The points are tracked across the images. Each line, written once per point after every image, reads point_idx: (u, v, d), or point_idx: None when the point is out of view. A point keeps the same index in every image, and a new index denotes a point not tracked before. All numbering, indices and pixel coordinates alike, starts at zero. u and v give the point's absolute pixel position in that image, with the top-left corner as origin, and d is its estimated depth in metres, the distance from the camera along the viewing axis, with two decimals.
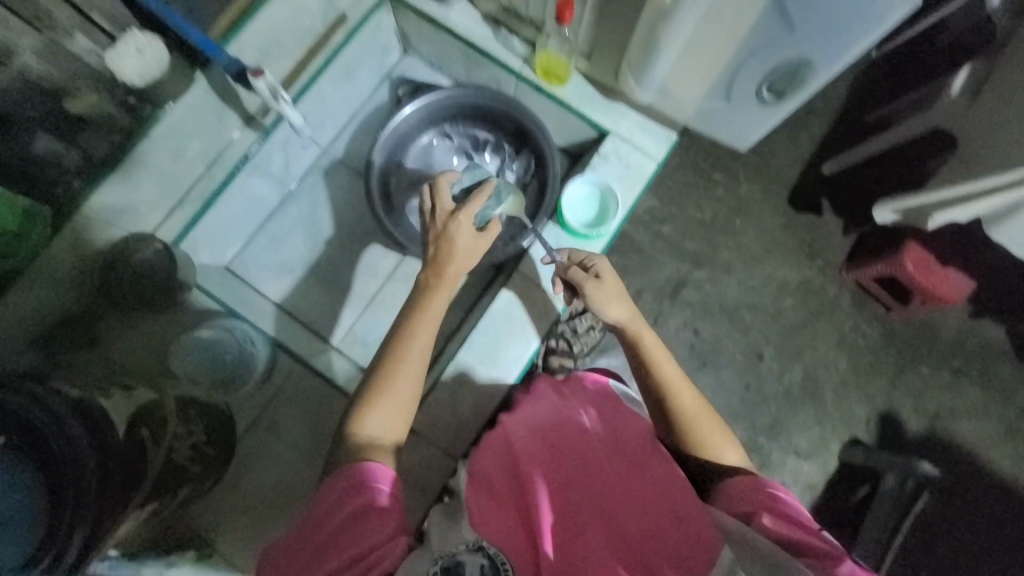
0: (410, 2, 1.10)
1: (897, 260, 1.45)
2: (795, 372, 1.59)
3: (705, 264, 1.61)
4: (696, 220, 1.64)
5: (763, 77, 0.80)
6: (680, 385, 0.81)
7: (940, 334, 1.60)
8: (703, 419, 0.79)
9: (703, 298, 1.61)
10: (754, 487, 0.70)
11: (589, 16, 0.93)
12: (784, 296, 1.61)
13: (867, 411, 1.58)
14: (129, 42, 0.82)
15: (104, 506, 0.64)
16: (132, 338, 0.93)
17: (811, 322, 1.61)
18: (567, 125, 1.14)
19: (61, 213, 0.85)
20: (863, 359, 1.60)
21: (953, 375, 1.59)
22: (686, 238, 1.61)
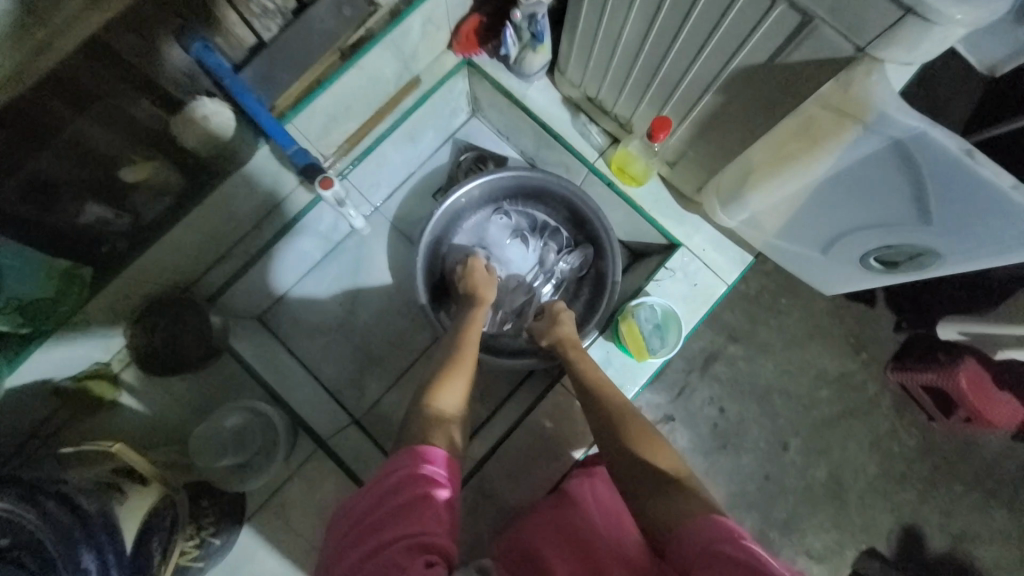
0: (489, 73, 1.03)
1: (952, 372, 1.36)
2: (820, 470, 1.47)
3: (741, 338, 1.51)
4: (741, 292, 1.53)
5: (874, 247, 0.73)
6: (626, 416, 0.79)
7: (978, 454, 1.48)
8: (654, 444, 0.74)
9: (735, 375, 1.50)
10: (713, 538, 0.54)
11: (684, 133, 0.85)
12: (821, 386, 1.50)
13: (890, 522, 1.46)
14: (197, 108, 0.76)
15: None
16: (154, 397, 0.92)
17: (847, 420, 1.49)
18: (633, 225, 1.06)
19: (101, 276, 0.79)
20: (895, 465, 1.48)
21: (985, 497, 1.47)
22: (726, 309, 1.51)
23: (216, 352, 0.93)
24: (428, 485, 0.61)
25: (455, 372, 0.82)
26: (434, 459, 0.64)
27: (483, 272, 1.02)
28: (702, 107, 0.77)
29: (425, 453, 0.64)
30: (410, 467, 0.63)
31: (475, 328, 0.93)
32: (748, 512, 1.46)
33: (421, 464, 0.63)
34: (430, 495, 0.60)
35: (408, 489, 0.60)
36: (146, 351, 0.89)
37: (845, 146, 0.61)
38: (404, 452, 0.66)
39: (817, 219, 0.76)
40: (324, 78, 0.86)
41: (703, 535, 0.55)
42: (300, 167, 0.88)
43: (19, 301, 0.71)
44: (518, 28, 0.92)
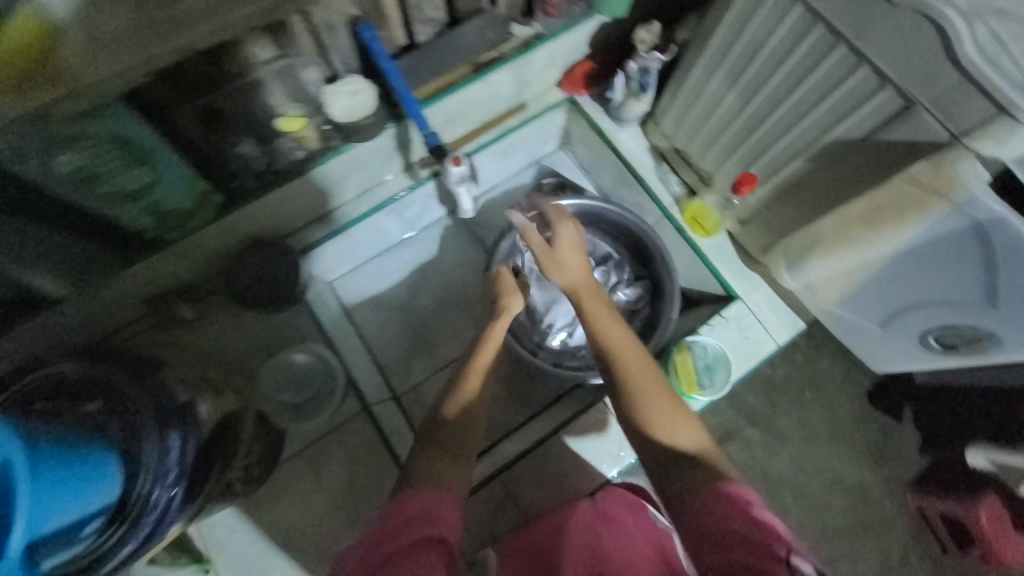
0: (588, 112, 1.15)
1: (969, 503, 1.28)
2: None
3: (760, 424, 1.44)
4: (765, 376, 1.46)
5: (935, 327, 0.79)
6: (638, 377, 0.71)
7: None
8: (668, 405, 0.68)
9: (748, 462, 1.42)
10: (724, 514, 0.55)
11: (763, 195, 0.93)
12: (835, 492, 1.41)
13: None
14: (347, 84, 0.87)
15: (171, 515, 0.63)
16: (228, 325, 0.99)
17: (859, 533, 1.39)
18: (696, 272, 1.11)
19: (227, 204, 0.89)
20: None
21: None
22: (748, 391, 1.47)
23: (293, 301, 1.00)
24: (433, 526, 0.58)
25: (468, 387, 0.77)
26: (442, 505, 0.61)
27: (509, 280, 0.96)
28: (787, 173, 0.85)
29: (438, 497, 0.61)
30: (425, 504, 0.60)
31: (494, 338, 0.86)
32: None
33: (434, 500, 0.61)
34: (435, 537, 0.57)
35: (417, 526, 0.57)
36: (233, 286, 0.96)
37: (932, 220, 0.68)
38: (415, 492, 0.62)
39: (884, 292, 0.82)
40: (454, 84, 0.98)
41: (715, 512, 0.56)
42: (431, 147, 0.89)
43: (160, 206, 0.81)
44: (628, 77, 1.04)
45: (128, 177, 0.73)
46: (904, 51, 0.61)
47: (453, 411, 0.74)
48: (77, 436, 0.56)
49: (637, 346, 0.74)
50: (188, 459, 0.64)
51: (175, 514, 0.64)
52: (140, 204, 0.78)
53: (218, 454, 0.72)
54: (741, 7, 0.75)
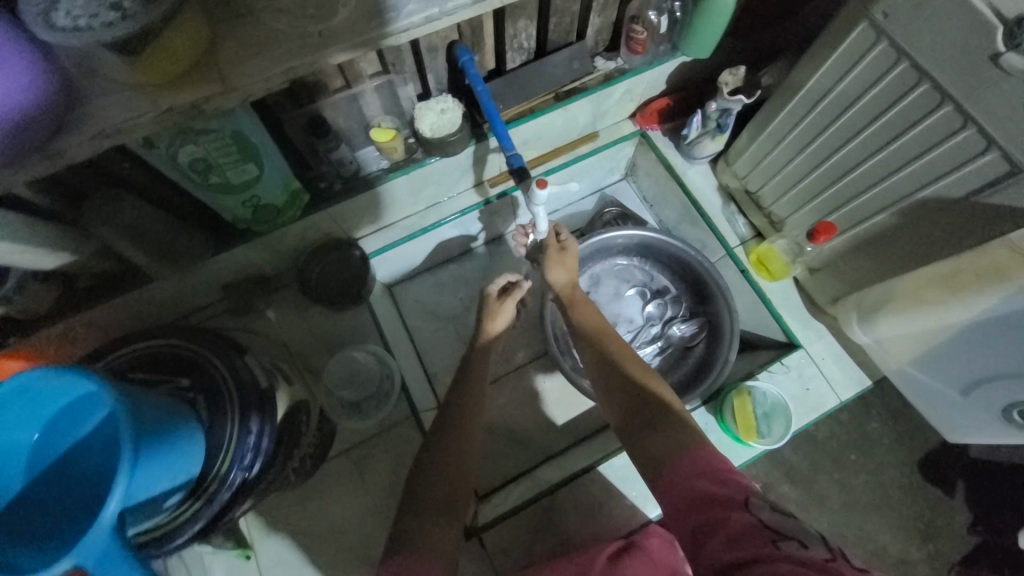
0: (658, 146, 1.17)
1: None
2: None
3: (799, 482, 1.43)
4: (808, 434, 1.46)
5: (1019, 400, 0.75)
6: (628, 360, 0.79)
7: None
8: (649, 378, 0.75)
9: None
10: (690, 473, 0.57)
11: (840, 244, 0.91)
12: (877, 566, 1.37)
13: None
14: (438, 102, 0.91)
15: (239, 495, 0.66)
16: (294, 318, 1.03)
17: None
18: (756, 316, 1.09)
19: (313, 204, 0.93)
20: None
21: None
22: (789, 447, 1.45)
23: (358, 301, 1.04)
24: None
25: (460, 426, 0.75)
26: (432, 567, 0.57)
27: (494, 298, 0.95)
28: (870, 225, 0.84)
29: (424, 557, 0.58)
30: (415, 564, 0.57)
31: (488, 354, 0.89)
32: None
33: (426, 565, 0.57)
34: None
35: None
36: (306, 281, 1.01)
37: (1022, 296, 0.65)
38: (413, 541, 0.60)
39: (961, 360, 0.79)
40: (536, 109, 1.01)
41: (682, 468, 0.58)
42: (514, 170, 0.89)
43: (257, 202, 0.85)
44: (706, 117, 1.06)
45: (237, 172, 0.78)
46: (1017, 116, 0.59)
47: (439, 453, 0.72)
48: (169, 410, 0.58)
49: (626, 349, 0.83)
50: (264, 442, 0.67)
51: (245, 490, 0.67)
52: (241, 197, 0.83)
53: (287, 439, 0.75)
54: (841, 57, 0.75)
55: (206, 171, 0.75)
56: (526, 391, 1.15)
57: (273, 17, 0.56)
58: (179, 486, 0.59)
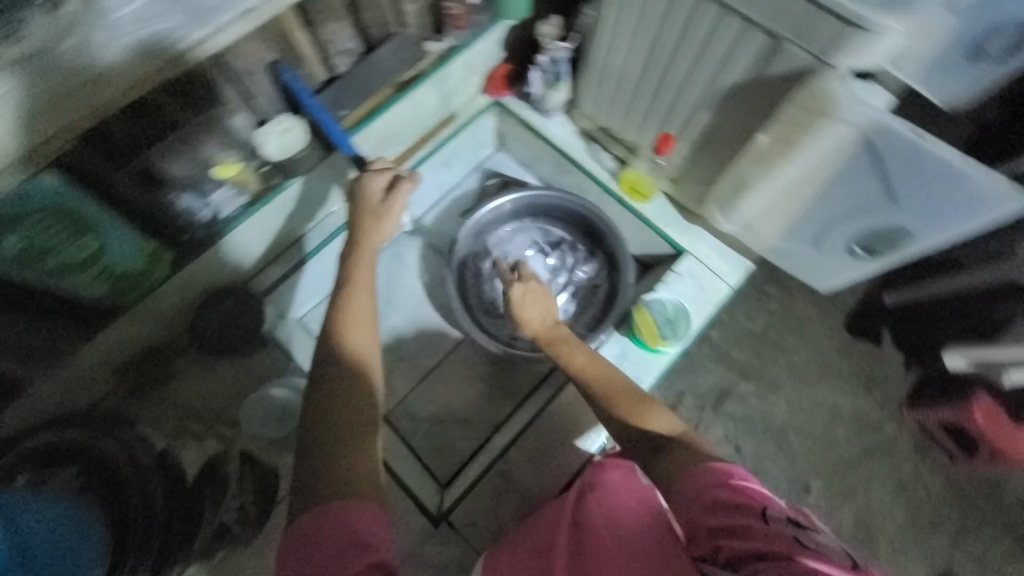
0: (515, 111, 1.21)
1: (964, 408, 1.30)
2: (845, 514, 1.44)
3: (752, 377, 1.53)
4: (747, 330, 1.56)
5: (857, 236, 0.87)
6: (623, 392, 0.77)
7: (1005, 501, 1.45)
8: (642, 406, 0.75)
9: (748, 412, 1.51)
10: (711, 485, 0.60)
11: (686, 152, 0.99)
12: (836, 426, 1.50)
13: (923, 568, 1.41)
14: (277, 122, 0.91)
15: (174, 536, 0.85)
16: (202, 378, 0.99)
17: (865, 460, 1.48)
18: (643, 238, 1.18)
19: (181, 257, 0.91)
20: (920, 509, 1.44)
21: (1016, 543, 1.42)
22: (735, 348, 1.54)
23: (260, 340, 1.01)
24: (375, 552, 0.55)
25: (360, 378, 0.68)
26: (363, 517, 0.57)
27: (361, 187, 0.84)
28: (698, 127, 0.92)
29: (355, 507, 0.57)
30: (342, 520, 0.56)
31: (366, 267, 0.80)
32: None
33: (355, 518, 0.56)
34: (380, 562, 0.54)
35: (356, 555, 0.54)
36: (203, 338, 0.98)
37: (832, 132, 0.74)
38: (329, 510, 0.57)
39: (806, 216, 0.90)
40: (381, 105, 1.02)
41: (705, 484, 0.61)
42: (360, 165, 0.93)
43: (112, 271, 0.82)
44: (544, 71, 1.11)
45: (75, 248, 0.76)
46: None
47: (329, 413, 0.66)
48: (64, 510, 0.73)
49: (616, 372, 0.81)
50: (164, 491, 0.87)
51: None
52: (93, 271, 0.80)
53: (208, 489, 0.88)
54: None
55: (42, 255, 0.73)
56: (464, 375, 1.18)
57: (11, 70, 0.54)
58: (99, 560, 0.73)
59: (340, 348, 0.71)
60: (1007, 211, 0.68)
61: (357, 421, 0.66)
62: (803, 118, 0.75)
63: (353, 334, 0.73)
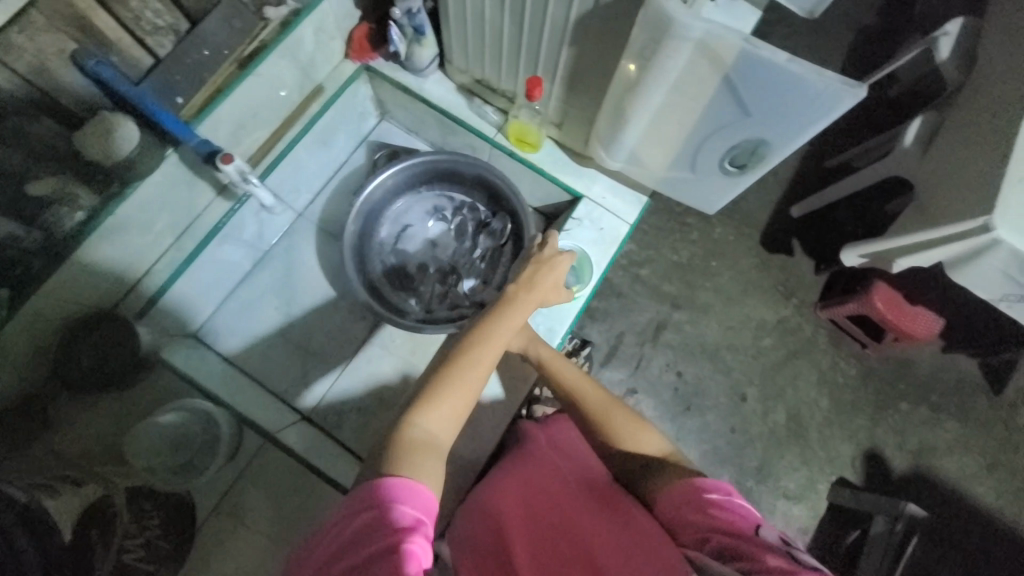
0: (385, 74, 1.13)
1: (867, 299, 1.42)
2: (779, 414, 1.53)
3: (683, 305, 1.57)
4: (673, 262, 1.60)
5: (725, 152, 0.88)
6: (611, 408, 0.78)
7: (917, 374, 1.56)
8: (634, 426, 0.76)
9: (684, 339, 1.55)
10: (702, 490, 0.64)
11: (558, 92, 0.97)
12: (763, 336, 1.57)
13: (852, 450, 1.52)
14: (96, 123, 0.79)
15: None
16: (89, 420, 0.90)
17: (793, 360, 1.56)
18: (541, 189, 1.16)
19: (18, 294, 0.80)
20: (844, 397, 1.55)
21: (931, 411, 1.54)
22: (664, 281, 1.57)
23: (148, 364, 0.93)
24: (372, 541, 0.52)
25: (447, 386, 0.66)
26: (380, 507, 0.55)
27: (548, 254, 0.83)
28: (562, 64, 0.89)
29: (378, 497, 0.55)
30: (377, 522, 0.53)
31: (517, 310, 0.75)
32: (723, 467, 1.49)
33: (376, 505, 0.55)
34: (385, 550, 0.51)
35: (357, 546, 0.52)
36: (73, 377, 0.87)
37: (677, 54, 0.72)
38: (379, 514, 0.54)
39: (677, 141, 0.90)
40: (225, 86, 0.92)
41: (699, 490, 0.64)
42: (204, 155, 0.90)
43: None
44: (401, 26, 1.03)
45: None
46: None
47: (424, 413, 0.64)
48: None
49: (604, 393, 0.81)
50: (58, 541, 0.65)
51: None
52: None
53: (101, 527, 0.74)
54: None
55: None
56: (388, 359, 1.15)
57: None
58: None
59: (418, 412, 0.65)
60: (840, 106, 0.70)
61: (440, 431, 0.64)
62: (652, 40, 0.73)
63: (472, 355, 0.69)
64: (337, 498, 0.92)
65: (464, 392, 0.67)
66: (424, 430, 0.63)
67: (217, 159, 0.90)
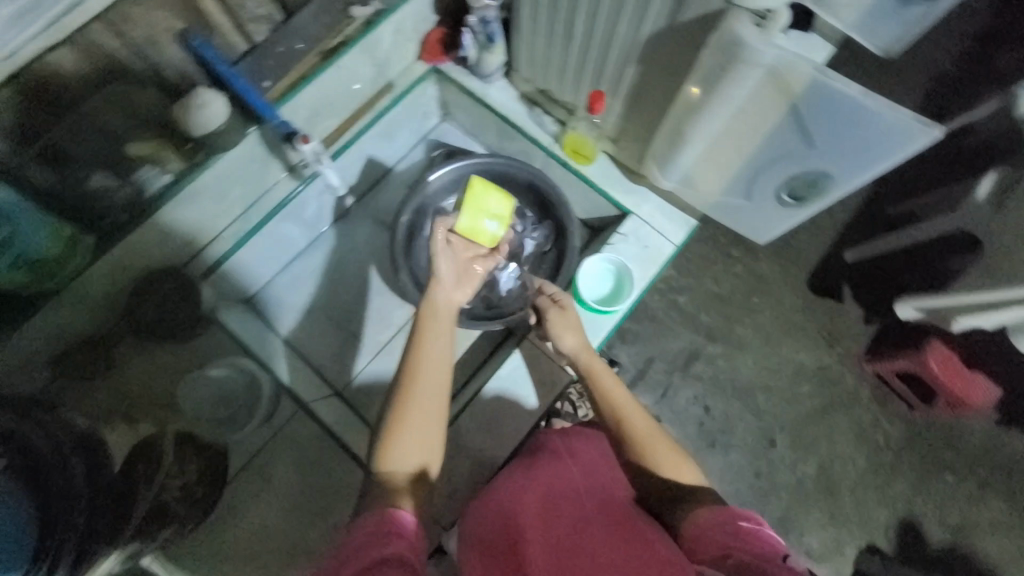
0: (454, 77, 1.18)
1: (920, 358, 1.36)
2: (810, 465, 1.45)
3: (719, 338, 1.52)
4: (714, 293, 1.55)
5: (784, 182, 0.87)
6: (650, 435, 0.77)
7: (966, 444, 1.46)
8: (673, 460, 0.75)
9: (715, 373, 1.50)
10: (729, 517, 0.63)
11: (619, 108, 0.99)
12: (801, 381, 1.50)
13: (886, 516, 1.42)
14: (198, 96, 0.85)
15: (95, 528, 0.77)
16: (141, 368, 0.95)
17: (830, 411, 1.48)
18: (590, 202, 1.17)
19: (104, 240, 0.88)
20: (883, 458, 1.46)
21: (977, 487, 1.43)
22: (702, 311, 1.53)
23: (205, 322, 1.00)
24: (391, 546, 0.59)
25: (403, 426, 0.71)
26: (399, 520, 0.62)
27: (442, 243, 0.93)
28: (628, 80, 0.91)
29: (386, 518, 0.62)
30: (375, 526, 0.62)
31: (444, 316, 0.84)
32: None
33: (383, 520, 0.62)
34: (397, 555, 0.59)
35: (377, 545, 0.59)
36: (140, 323, 0.95)
37: (745, 77, 0.73)
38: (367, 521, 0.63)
39: (735, 167, 0.90)
40: (306, 75, 0.98)
41: (726, 517, 0.63)
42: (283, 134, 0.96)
43: (27, 258, 0.78)
44: (474, 32, 1.08)
45: None
46: None
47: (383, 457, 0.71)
48: None
49: (651, 425, 0.79)
50: (81, 471, 0.78)
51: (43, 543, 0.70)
52: (3, 260, 0.75)
53: (141, 470, 0.86)
54: None
55: None
56: None
57: None
58: (16, 560, 0.67)
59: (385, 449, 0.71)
60: (913, 144, 0.69)
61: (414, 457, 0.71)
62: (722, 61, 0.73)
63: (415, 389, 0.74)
64: (356, 476, 0.95)
65: (422, 419, 0.73)
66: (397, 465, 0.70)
67: (296, 139, 0.97)
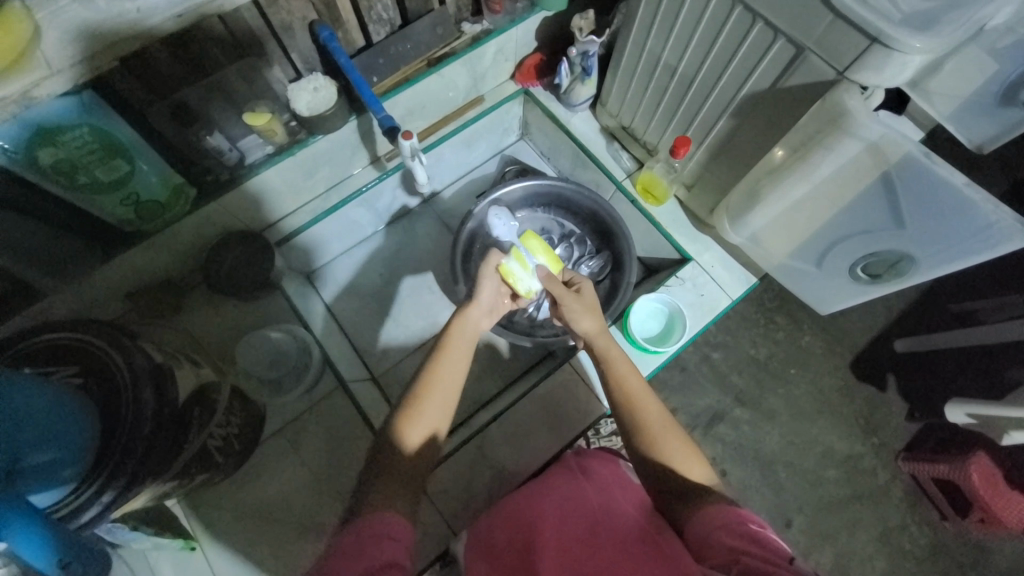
0: (541, 102, 1.23)
1: (961, 466, 1.29)
2: (825, 557, 1.37)
3: (748, 404, 1.47)
4: (749, 356, 1.52)
5: (861, 257, 0.86)
6: (665, 427, 0.72)
7: (996, 568, 1.36)
8: (689, 455, 0.71)
9: (739, 439, 1.45)
10: (729, 520, 0.59)
11: (701, 157, 1.01)
12: (828, 465, 1.43)
13: None
14: (311, 81, 0.94)
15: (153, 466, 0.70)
16: (209, 315, 1.06)
17: (855, 504, 1.41)
18: (651, 241, 1.19)
19: (201, 196, 0.94)
20: (905, 566, 1.36)
21: None
22: (734, 372, 1.49)
23: (270, 287, 1.08)
24: (388, 547, 0.55)
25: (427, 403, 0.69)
26: (397, 521, 0.58)
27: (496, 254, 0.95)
28: (717, 133, 0.93)
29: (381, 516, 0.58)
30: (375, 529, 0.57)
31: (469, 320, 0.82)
32: None
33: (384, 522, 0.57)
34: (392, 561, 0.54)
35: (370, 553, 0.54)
36: (213, 275, 1.03)
37: (843, 149, 0.74)
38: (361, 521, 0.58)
39: (811, 233, 0.89)
40: (411, 77, 1.05)
41: (729, 521, 0.59)
42: (385, 129, 0.96)
43: (137, 198, 0.84)
44: (572, 64, 1.13)
45: (105, 170, 0.77)
46: (797, 13, 0.68)
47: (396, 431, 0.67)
48: (53, 399, 0.60)
49: (667, 415, 0.74)
50: (149, 397, 0.71)
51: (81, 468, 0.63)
52: (120, 196, 0.82)
53: (197, 416, 0.79)
54: None
55: (72, 172, 0.74)
56: None
57: None
58: (65, 476, 0.61)
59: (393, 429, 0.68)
60: (1009, 243, 0.68)
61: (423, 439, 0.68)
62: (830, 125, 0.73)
63: (432, 376, 0.72)
64: None
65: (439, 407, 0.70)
66: (406, 436, 0.67)
67: (396, 135, 0.97)
